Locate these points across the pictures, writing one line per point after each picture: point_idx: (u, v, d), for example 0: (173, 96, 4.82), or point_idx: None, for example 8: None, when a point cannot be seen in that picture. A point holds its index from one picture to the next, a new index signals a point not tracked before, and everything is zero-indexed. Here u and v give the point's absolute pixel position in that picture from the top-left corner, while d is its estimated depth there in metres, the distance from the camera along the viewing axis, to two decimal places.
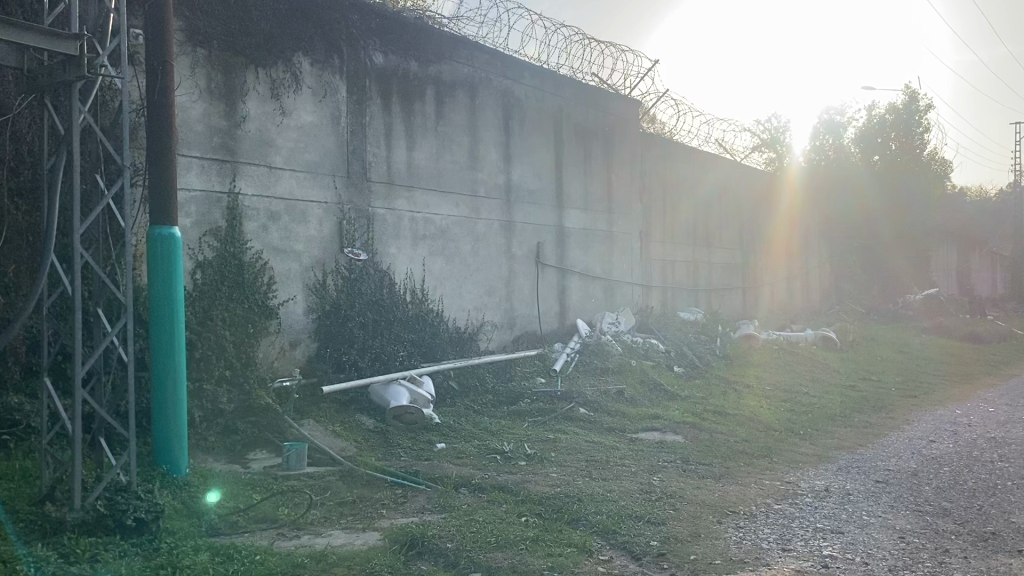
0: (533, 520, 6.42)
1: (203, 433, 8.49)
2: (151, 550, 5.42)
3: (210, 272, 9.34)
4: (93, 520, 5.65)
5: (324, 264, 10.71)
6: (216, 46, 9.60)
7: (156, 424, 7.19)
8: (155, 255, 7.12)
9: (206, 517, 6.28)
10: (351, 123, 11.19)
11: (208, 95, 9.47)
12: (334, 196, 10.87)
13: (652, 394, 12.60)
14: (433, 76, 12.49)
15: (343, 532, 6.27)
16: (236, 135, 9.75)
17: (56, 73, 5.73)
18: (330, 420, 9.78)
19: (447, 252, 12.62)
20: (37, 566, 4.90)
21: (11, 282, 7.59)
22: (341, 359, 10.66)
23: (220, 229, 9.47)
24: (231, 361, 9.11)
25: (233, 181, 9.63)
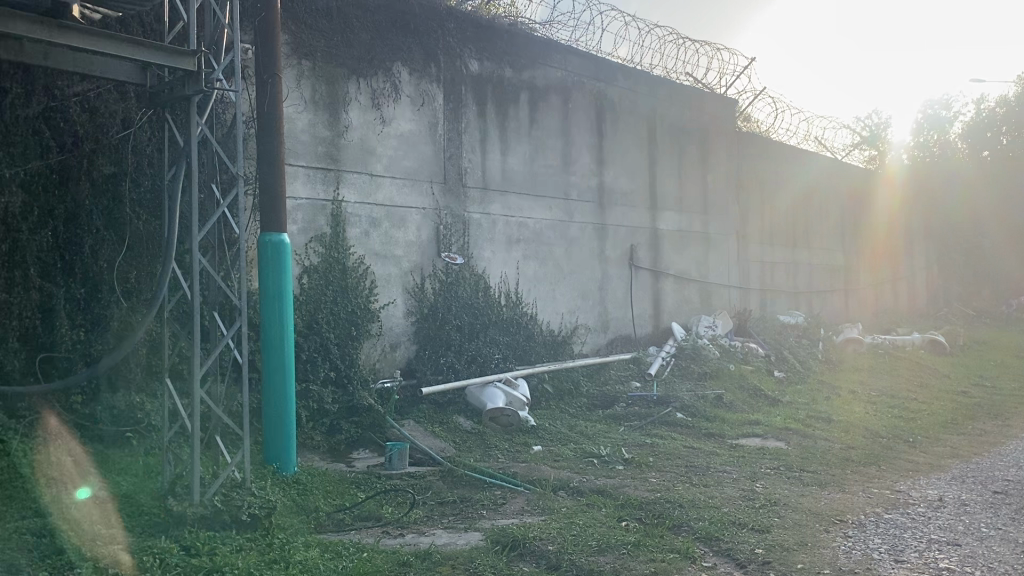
0: (634, 525, 6.39)
1: (309, 433, 8.82)
2: (264, 545, 5.60)
3: (316, 278, 9.61)
4: (211, 515, 5.88)
5: (423, 269, 10.91)
6: (320, 58, 9.92)
7: (267, 424, 7.48)
8: (265, 260, 7.42)
9: (314, 516, 6.50)
10: (448, 130, 11.37)
11: (312, 106, 9.80)
12: (432, 202, 11.07)
13: (751, 399, 12.35)
14: (527, 82, 12.58)
15: (446, 532, 6.37)
16: (339, 144, 10.04)
17: (176, 88, 6.01)
18: (429, 421, 9.95)
19: (540, 255, 12.66)
20: (162, 557, 5.15)
21: (133, 287, 8.08)
22: (439, 362, 10.85)
23: (325, 236, 9.76)
24: (335, 362, 9.50)
25: (337, 189, 9.92)
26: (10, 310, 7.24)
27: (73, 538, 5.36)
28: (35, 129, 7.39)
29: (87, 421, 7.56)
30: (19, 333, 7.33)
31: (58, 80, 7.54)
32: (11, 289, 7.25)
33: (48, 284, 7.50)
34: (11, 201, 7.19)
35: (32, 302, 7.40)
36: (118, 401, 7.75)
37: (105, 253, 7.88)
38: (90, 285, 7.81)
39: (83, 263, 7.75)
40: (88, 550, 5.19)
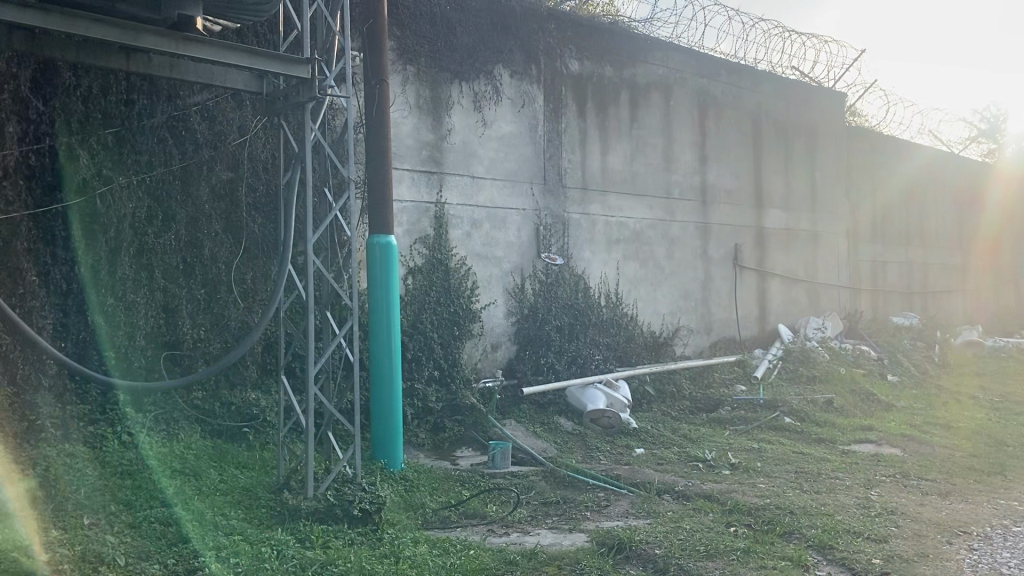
0: (743, 531, 6.25)
1: (414, 431, 9.05)
2: (374, 540, 5.72)
3: (421, 278, 9.77)
4: (324, 509, 6.05)
5: (523, 269, 10.95)
6: (424, 63, 10.09)
7: (376, 421, 7.65)
8: (374, 261, 7.61)
9: (423, 513, 6.62)
10: (548, 131, 11.40)
11: (417, 110, 9.99)
12: (532, 203, 11.11)
13: (864, 404, 11.89)
14: (629, 79, 12.49)
15: (551, 532, 6.38)
16: (442, 148, 10.19)
17: (292, 96, 6.21)
18: (531, 422, 9.99)
19: (641, 255, 12.53)
20: (279, 549, 5.33)
21: (250, 287, 8.39)
22: (540, 362, 10.87)
23: (429, 238, 9.92)
24: (438, 361, 9.68)
25: (440, 191, 10.08)
26: (136, 309, 7.68)
27: (197, 528, 5.63)
28: (160, 137, 7.83)
29: (209, 417, 7.96)
30: (146, 332, 7.76)
31: (180, 90, 7.97)
32: (138, 289, 7.71)
33: (171, 285, 7.90)
34: (137, 207, 7.69)
35: (157, 302, 7.82)
36: (235, 398, 8.10)
37: (224, 255, 8.22)
38: (210, 286, 8.15)
39: (203, 265, 8.10)
40: (211, 540, 5.43)
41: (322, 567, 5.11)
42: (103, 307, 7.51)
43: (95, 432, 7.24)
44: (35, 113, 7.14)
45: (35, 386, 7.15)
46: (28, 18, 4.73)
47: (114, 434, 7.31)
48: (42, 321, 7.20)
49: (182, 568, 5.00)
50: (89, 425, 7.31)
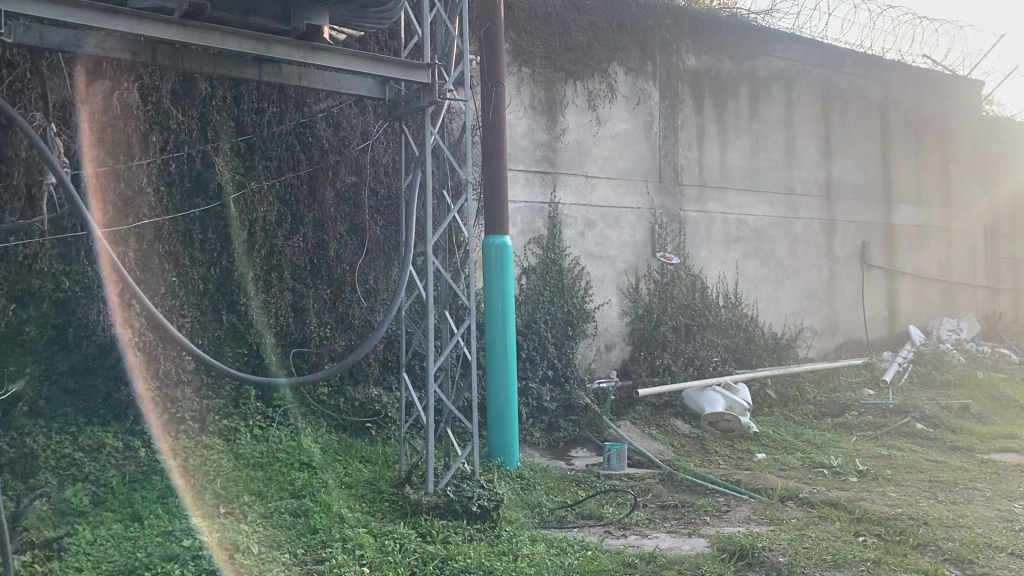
0: (873, 541, 5.99)
1: (529, 430, 9.16)
2: (493, 537, 5.80)
3: (535, 278, 9.81)
4: (444, 504, 6.14)
5: (638, 269, 10.82)
6: (539, 64, 10.14)
7: (493, 419, 7.74)
8: (489, 260, 7.76)
9: (541, 512, 6.67)
10: (664, 128, 11.25)
11: (531, 111, 10.05)
12: (647, 202, 10.99)
13: (1004, 411, 11.18)
14: (748, 73, 12.20)
15: (669, 536, 6.29)
16: (557, 148, 10.21)
17: (413, 100, 6.35)
18: (646, 424, 9.90)
19: (761, 254, 12.17)
20: (401, 542, 5.45)
21: (372, 286, 8.68)
22: (655, 363, 10.72)
23: (543, 238, 9.96)
24: (553, 361, 9.68)
25: (554, 191, 10.11)
26: (267, 308, 8.03)
27: (325, 519, 5.83)
28: (288, 144, 8.19)
29: (334, 412, 8.30)
30: (276, 329, 8.11)
31: (307, 99, 8.32)
32: (269, 289, 8.05)
33: (298, 285, 8.23)
34: (268, 210, 8.03)
35: (286, 301, 8.14)
36: (358, 394, 8.39)
37: (348, 257, 8.52)
38: (335, 286, 8.45)
39: (329, 265, 8.40)
40: (337, 531, 5.61)
41: (443, 562, 5.20)
42: (238, 305, 7.88)
43: (228, 425, 7.63)
44: (175, 122, 7.58)
45: (174, 381, 7.50)
46: (172, 31, 4.93)
47: (247, 427, 7.70)
48: (181, 320, 7.61)
49: (311, 558, 5.20)
50: (222, 418, 7.67)
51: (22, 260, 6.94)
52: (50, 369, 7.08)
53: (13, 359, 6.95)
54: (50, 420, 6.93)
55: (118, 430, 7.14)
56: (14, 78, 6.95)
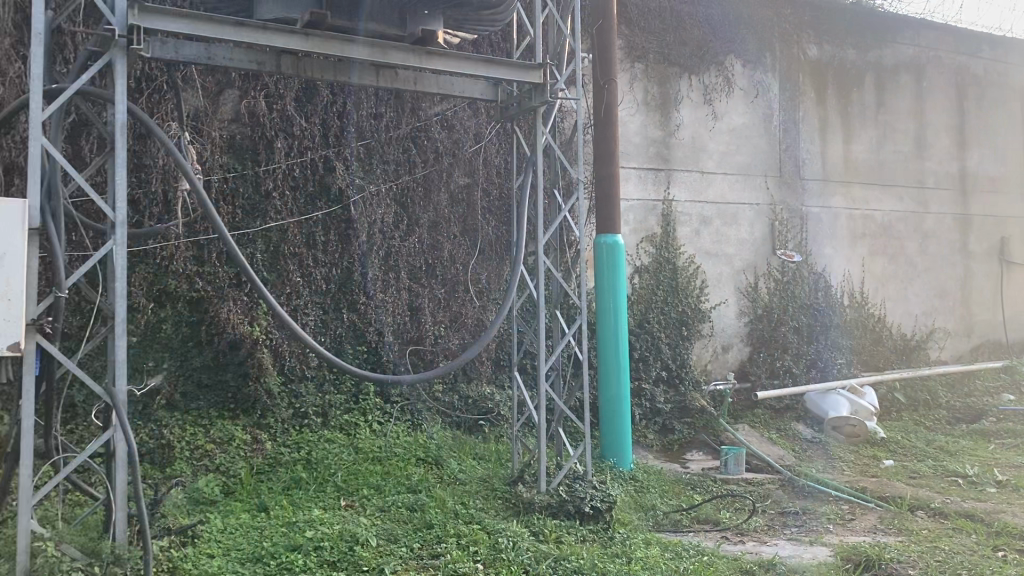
0: (1013, 557, 5.61)
1: (643, 431, 9.08)
2: (606, 539, 5.77)
3: (648, 277, 9.67)
4: (556, 504, 6.13)
5: (757, 267, 10.53)
6: (653, 59, 10.00)
7: (606, 419, 7.69)
8: (600, 259, 7.71)
9: (655, 515, 6.59)
10: (784, 121, 10.90)
11: (646, 107, 9.94)
12: (766, 197, 10.67)
13: None
14: (873, 62, 11.71)
15: (789, 543, 6.08)
16: (671, 144, 10.06)
17: (525, 101, 6.36)
18: (765, 428, 9.63)
19: (889, 251, 11.61)
20: (514, 540, 5.47)
21: (485, 286, 8.85)
22: (776, 365, 10.36)
23: (656, 236, 9.81)
24: (667, 362, 9.50)
25: (668, 188, 9.96)
26: (385, 307, 8.25)
27: (440, 515, 5.92)
28: (405, 148, 8.43)
29: (449, 409, 8.47)
30: (393, 328, 8.33)
31: (422, 103, 8.56)
32: (386, 289, 8.28)
33: (414, 285, 8.42)
34: (385, 212, 8.25)
35: (403, 301, 8.34)
36: (472, 392, 8.56)
37: (461, 257, 8.69)
38: (449, 286, 8.63)
39: (443, 266, 8.58)
40: (451, 527, 5.69)
41: (555, 561, 5.21)
42: (357, 304, 8.11)
43: (349, 420, 7.89)
44: (298, 128, 7.88)
45: (298, 376, 7.84)
46: (294, 41, 5.11)
47: (366, 422, 7.93)
48: (304, 318, 7.89)
49: (426, 553, 5.29)
50: (343, 413, 7.93)
51: (160, 261, 7.36)
52: (184, 364, 7.47)
53: (152, 356, 7.36)
54: (185, 413, 7.38)
55: (246, 423, 7.54)
56: (153, 89, 7.39)
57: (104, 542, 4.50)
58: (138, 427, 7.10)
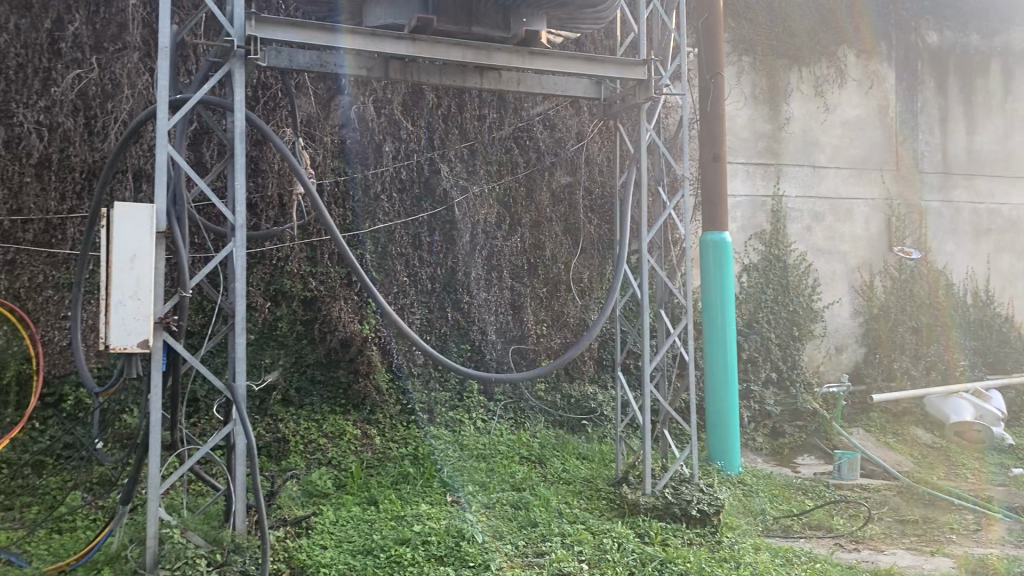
0: None
1: (752, 434, 8.85)
2: (713, 543, 5.66)
3: (756, 275, 9.42)
4: (662, 507, 6.04)
5: (872, 265, 10.11)
6: (761, 52, 9.76)
7: (713, 421, 7.55)
8: (707, 257, 7.58)
9: (764, 519, 6.42)
10: (901, 112, 10.45)
11: (754, 101, 9.71)
12: (882, 192, 10.25)
13: None
14: (999, 48, 11.10)
15: (909, 553, 5.81)
16: (780, 138, 9.79)
17: (629, 98, 6.30)
18: (881, 432, 9.24)
19: (1017, 247, 10.95)
20: (619, 541, 5.43)
21: (587, 285, 8.84)
22: (893, 367, 9.91)
23: (765, 233, 9.56)
24: (777, 363, 9.21)
25: (778, 183, 9.70)
26: (488, 306, 8.33)
27: (545, 513, 5.94)
28: (508, 148, 8.49)
29: (551, 408, 8.50)
30: (497, 327, 8.39)
31: (525, 103, 8.62)
32: (489, 288, 8.36)
33: (517, 284, 8.48)
34: (488, 213, 8.32)
35: (506, 299, 8.40)
36: (574, 391, 8.57)
37: (563, 256, 8.72)
38: (551, 285, 8.66)
39: (545, 265, 8.62)
40: (556, 526, 5.69)
41: (661, 564, 5.14)
42: (461, 304, 8.23)
43: (453, 416, 8.02)
44: (406, 132, 8.03)
45: (405, 373, 8.02)
46: (401, 46, 5.20)
47: (470, 419, 8.05)
48: (411, 317, 8.06)
49: (531, 551, 5.31)
50: (448, 411, 8.06)
51: (277, 261, 7.62)
52: (298, 360, 7.75)
53: (268, 353, 7.66)
54: (299, 408, 7.66)
55: (357, 418, 7.77)
56: (268, 97, 7.68)
57: (224, 530, 4.74)
58: (256, 420, 7.41)
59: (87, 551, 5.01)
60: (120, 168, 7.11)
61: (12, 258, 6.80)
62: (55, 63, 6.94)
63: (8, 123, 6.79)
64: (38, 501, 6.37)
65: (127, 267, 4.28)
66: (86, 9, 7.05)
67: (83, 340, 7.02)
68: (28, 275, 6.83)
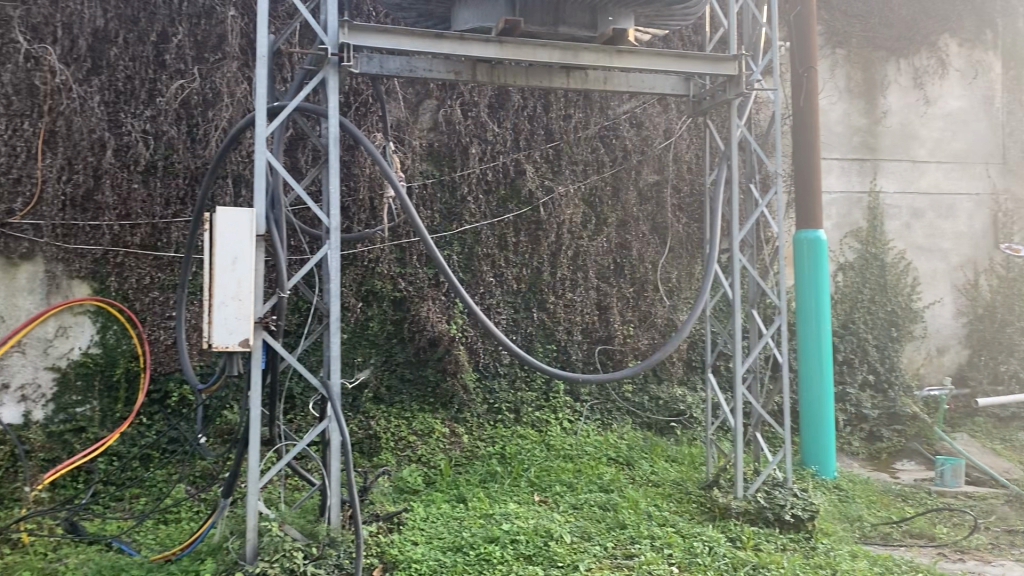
0: None
1: (848, 438, 8.59)
2: (808, 548, 5.52)
3: (852, 274, 9.14)
4: (754, 511, 5.92)
5: (976, 263, 9.68)
6: (856, 44, 9.49)
7: (807, 424, 7.37)
8: (802, 256, 7.39)
9: (861, 526, 6.22)
10: (1008, 102, 9.97)
11: (848, 95, 9.46)
12: (987, 186, 9.80)
13: None
14: None
15: (1018, 565, 5.55)
16: (877, 132, 9.49)
17: (719, 94, 6.21)
18: (987, 438, 8.83)
19: None
20: (710, 545, 5.35)
21: (676, 285, 8.74)
22: (999, 369, 9.44)
23: (861, 231, 9.26)
24: (874, 365, 8.89)
25: (874, 179, 9.39)
26: (575, 306, 8.32)
27: (634, 515, 5.91)
28: (594, 147, 8.47)
29: (639, 409, 8.43)
30: (583, 327, 8.38)
31: (611, 102, 8.59)
32: (574, 288, 8.35)
33: (603, 284, 8.43)
34: (574, 213, 8.31)
35: (592, 300, 8.37)
36: (662, 393, 8.47)
37: (650, 256, 8.64)
38: (638, 285, 8.59)
39: (632, 265, 8.56)
40: (645, 528, 5.65)
41: (754, 569, 5.05)
42: (548, 304, 8.25)
43: (540, 417, 8.04)
44: (492, 134, 8.11)
45: (492, 373, 8.08)
46: (489, 49, 5.25)
47: (557, 420, 8.05)
48: (497, 317, 8.12)
49: (620, 552, 5.29)
50: (535, 411, 8.09)
51: (368, 263, 7.79)
52: (388, 360, 7.91)
53: (360, 352, 7.84)
54: (389, 406, 7.81)
55: (444, 417, 7.87)
56: (360, 102, 7.87)
57: (320, 525, 4.88)
58: (348, 418, 7.60)
59: (191, 541, 5.27)
60: (221, 174, 7.40)
61: (122, 261, 7.15)
62: (160, 74, 7.28)
63: (118, 133, 7.13)
64: (146, 493, 6.76)
65: (229, 269, 4.45)
66: (189, 21, 7.36)
67: (187, 339, 7.32)
68: (135, 277, 7.17)
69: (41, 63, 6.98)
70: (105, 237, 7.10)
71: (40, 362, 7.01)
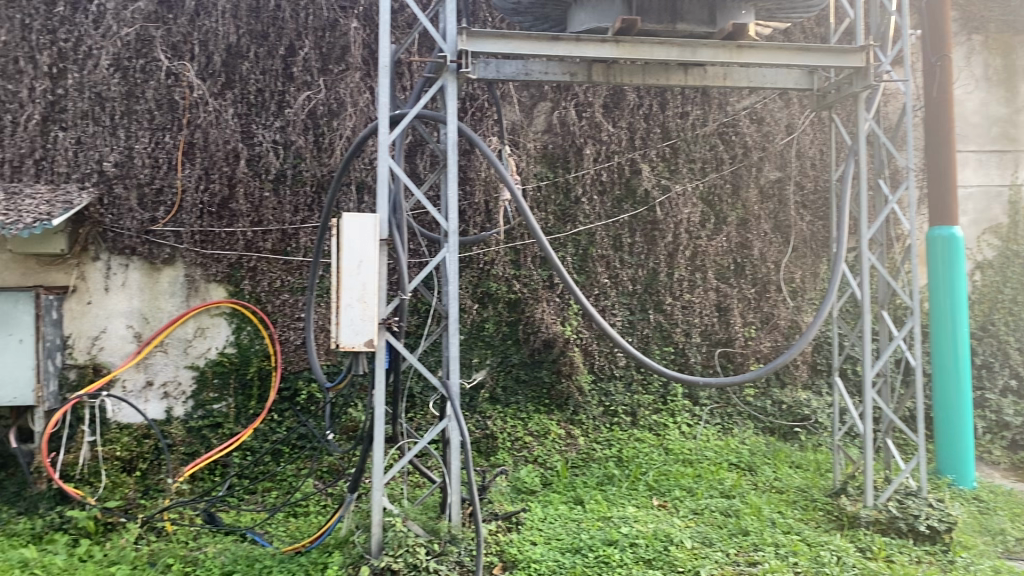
0: None
1: (988, 447, 8.10)
2: (946, 562, 5.25)
3: (992, 273, 8.64)
4: (886, 521, 5.67)
5: None
6: (994, 29, 8.95)
7: (942, 430, 7.02)
8: (934, 253, 7.04)
9: (1005, 540, 5.85)
10: None
11: (986, 83, 8.94)
12: None
13: None
14: None
15: None
16: (1019, 121, 8.92)
17: (845, 87, 5.99)
18: None
19: None
20: (839, 555, 5.16)
21: (799, 286, 8.48)
22: None
23: (1002, 227, 8.73)
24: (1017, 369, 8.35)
25: (1016, 172, 8.83)
26: (693, 307, 8.19)
27: (757, 522, 5.76)
28: (712, 145, 8.32)
29: (761, 414, 8.21)
30: (701, 329, 8.23)
31: (730, 98, 8.40)
32: (692, 289, 8.22)
33: (722, 284, 8.27)
34: (691, 213, 8.18)
35: (711, 301, 8.22)
36: (786, 397, 8.22)
37: (773, 255, 8.40)
38: (759, 285, 8.37)
39: (752, 265, 8.35)
40: (769, 535, 5.51)
41: None
42: (665, 305, 8.15)
43: (658, 420, 7.94)
44: (607, 134, 8.08)
45: (608, 375, 8.05)
46: (605, 50, 5.23)
47: (675, 423, 7.93)
48: (613, 319, 8.08)
49: (743, 559, 5.16)
50: (652, 414, 8.00)
51: (483, 266, 7.91)
52: (504, 361, 8.00)
53: (477, 353, 7.98)
54: (506, 406, 7.90)
55: (561, 418, 7.90)
56: (476, 107, 8.00)
57: (442, 521, 4.98)
58: (466, 418, 7.73)
59: (320, 534, 5.45)
60: (346, 181, 7.68)
61: (255, 265, 7.53)
62: (288, 86, 7.61)
63: (249, 144, 7.49)
64: (276, 486, 7.07)
65: (354, 271, 4.61)
66: (314, 35, 7.67)
67: (314, 339, 7.62)
68: (268, 280, 7.53)
69: (180, 79, 7.40)
70: (239, 243, 7.49)
71: (181, 361, 7.44)
